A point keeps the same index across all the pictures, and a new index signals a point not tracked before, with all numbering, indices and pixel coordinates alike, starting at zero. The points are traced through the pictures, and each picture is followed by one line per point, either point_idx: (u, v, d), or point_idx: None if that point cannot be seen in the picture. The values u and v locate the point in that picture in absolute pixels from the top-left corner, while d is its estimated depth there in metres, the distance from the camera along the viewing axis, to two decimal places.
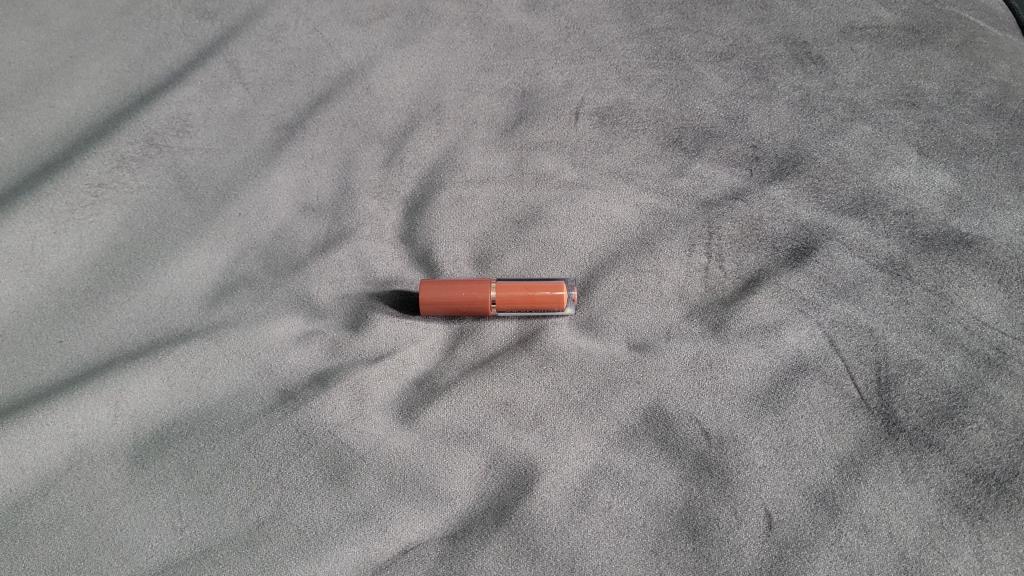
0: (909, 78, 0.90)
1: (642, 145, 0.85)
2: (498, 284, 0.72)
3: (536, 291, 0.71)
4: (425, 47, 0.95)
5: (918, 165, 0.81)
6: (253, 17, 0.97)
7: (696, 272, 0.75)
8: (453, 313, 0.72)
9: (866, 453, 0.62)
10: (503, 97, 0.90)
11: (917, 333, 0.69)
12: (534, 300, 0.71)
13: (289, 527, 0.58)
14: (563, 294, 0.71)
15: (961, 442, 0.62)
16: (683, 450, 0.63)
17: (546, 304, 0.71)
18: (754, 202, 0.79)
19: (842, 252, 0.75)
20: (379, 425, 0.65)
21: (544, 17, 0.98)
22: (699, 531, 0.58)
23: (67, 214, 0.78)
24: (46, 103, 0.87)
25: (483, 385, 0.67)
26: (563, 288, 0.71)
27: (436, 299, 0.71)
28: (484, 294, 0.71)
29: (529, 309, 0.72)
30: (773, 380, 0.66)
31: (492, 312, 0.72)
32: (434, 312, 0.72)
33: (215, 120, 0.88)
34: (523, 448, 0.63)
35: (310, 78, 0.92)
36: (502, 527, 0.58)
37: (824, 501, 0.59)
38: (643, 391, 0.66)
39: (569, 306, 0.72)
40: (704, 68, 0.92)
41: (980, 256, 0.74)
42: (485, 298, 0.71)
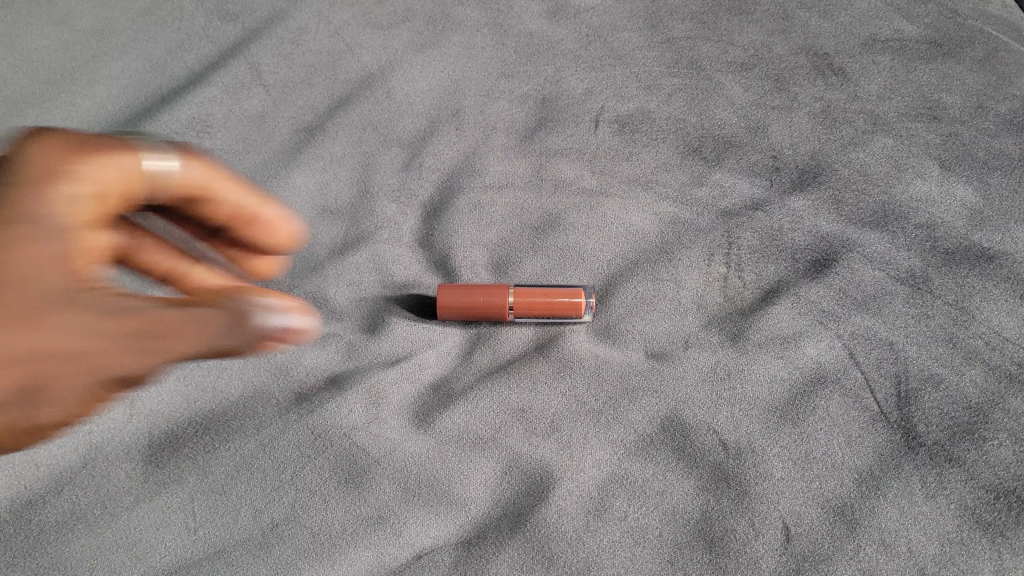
0: (931, 91, 0.89)
1: (662, 154, 0.85)
2: (513, 289, 0.71)
3: (551, 297, 0.71)
4: (445, 53, 0.95)
5: (939, 178, 0.81)
6: (275, 19, 0.97)
7: (715, 282, 0.74)
8: (470, 318, 0.71)
9: (885, 467, 0.61)
10: (522, 104, 0.90)
11: (937, 347, 0.68)
12: (551, 306, 0.71)
13: (303, 530, 0.59)
14: (581, 302, 0.71)
15: (983, 458, 0.61)
16: (700, 460, 0.62)
17: (562, 310, 0.71)
18: (774, 213, 0.79)
19: (862, 264, 0.74)
20: (394, 429, 0.65)
21: (564, 25, 0.98)
22: (716, 543, 0.57)
23: None
24: (68, 101, 0.87)
25: (500, 390, 0.67)
26: (580, 295, 0.71)
27: (451, 302, 0.71)
28: (502, 299, 0.71)
29: (546, 316, 0.71)
30: (792, 392, 0.66)
31: (507, 317, 0.72)
32: (449, 316, 0.71)
33: (235, 122, 0.87)
34: (540, 456, 0.63)
35: (331, 81, 0.92)
36: (517, 534, 0.58)
37: (842, 515, 0.59)
38: (661, 400, 0.66)
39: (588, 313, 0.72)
40: (725, 78, 0.92)
41: (1002, 271, 0.73)
42: (501, 302, 0.71)
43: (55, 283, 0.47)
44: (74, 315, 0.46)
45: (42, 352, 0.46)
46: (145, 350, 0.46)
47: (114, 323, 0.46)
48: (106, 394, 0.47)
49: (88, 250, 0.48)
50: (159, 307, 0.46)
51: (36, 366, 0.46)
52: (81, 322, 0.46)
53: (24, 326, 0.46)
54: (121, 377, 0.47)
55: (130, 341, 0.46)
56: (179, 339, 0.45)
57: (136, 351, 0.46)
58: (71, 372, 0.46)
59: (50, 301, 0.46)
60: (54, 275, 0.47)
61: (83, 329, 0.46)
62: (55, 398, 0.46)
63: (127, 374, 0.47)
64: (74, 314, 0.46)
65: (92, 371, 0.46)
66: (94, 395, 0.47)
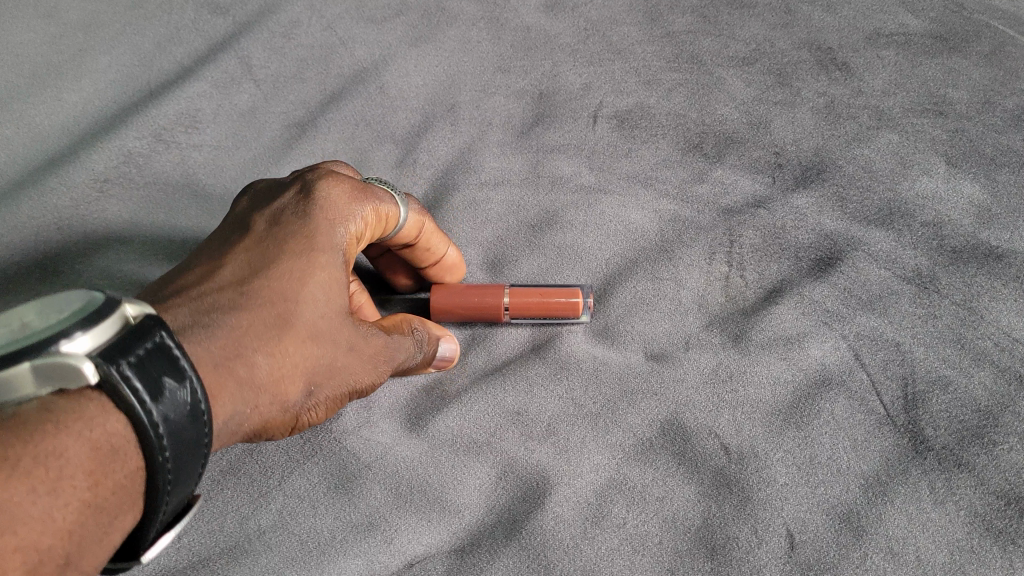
0: (936, 86, 0.87)
1: (662, 150, 0.83)
2: (509, 289, 0.69)
3: (548, 299, 0.68)
4: (440, 47, 0.93)
5: (946, 175, 0.79)
6: (267, 13, 0.95)
7: (716, 281, 0.72)
8: (464, 320, 0.69)
9: (893, 472, 0.59)
10: (519, 99, 0.88)
11: (945, 348, 0.66)
12: (548, 307, 0.68)
13: (290, 537, 0.56)
14: (579, 301, 0.68)
15: (993, 463, 0.59)
16: (701, 465, 0.60)
17: (560, 312, 0.68)
18: (777, 210, 0.77)
19: (867, 263, 0.72)
20: (386, 432, 0.63)
21: (562, 19, 0.96)
22: (717, 551, 0.56)
23: (72, 208, 0.76)
24: (54, 96, 0.85)
25: (495, 393, 0.65)
26: (578, 295, 0.69)
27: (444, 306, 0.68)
28: (496, 300, 0.68)
29: (543, 316, 0.69)
30: (796, 395, 0.64)
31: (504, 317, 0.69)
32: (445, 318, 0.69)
33: (225, 117, 0.86)
34: (536, 460, 0.61)
35: (323, 76, 0.89)
36: (512, 541, 0.56)
37: (848, 522, 0.57)
38: (660, 403, 0.64)
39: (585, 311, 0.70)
40: (726, 72, 0.90)
41: (1011, 270, 0.71)
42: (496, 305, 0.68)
43: (317, 312, 0.55)
44: (337, 337, 0.55)
45: (310, 365, 0.53)
46: (377, 369, 0.58)
47: (357, 343, 0.56)
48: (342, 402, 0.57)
49: (342, 291, 0.56)
50: (381, 332, 0.58)
51: (297, 379, 0.53)
52: (336, 344, 0.55)
53: (292, 340, 0.53)
54: (353, 387, 0.57)
55: (365, 358, 0.57)
56: (397, 357, 0.59)
57: (371, 369, 0.57)
58: (322, 385, 0.55)
59: (306, 326, 0.54)
60: (320, 304, 0.55)
61: (332, 348, 0.55)
62: (310, 402, 0.55)
63: (358, 388, 0.57)
64: (338, 336, 0.55)
65: (336, 387, 0.56)
66: (323, 402, 0.56)
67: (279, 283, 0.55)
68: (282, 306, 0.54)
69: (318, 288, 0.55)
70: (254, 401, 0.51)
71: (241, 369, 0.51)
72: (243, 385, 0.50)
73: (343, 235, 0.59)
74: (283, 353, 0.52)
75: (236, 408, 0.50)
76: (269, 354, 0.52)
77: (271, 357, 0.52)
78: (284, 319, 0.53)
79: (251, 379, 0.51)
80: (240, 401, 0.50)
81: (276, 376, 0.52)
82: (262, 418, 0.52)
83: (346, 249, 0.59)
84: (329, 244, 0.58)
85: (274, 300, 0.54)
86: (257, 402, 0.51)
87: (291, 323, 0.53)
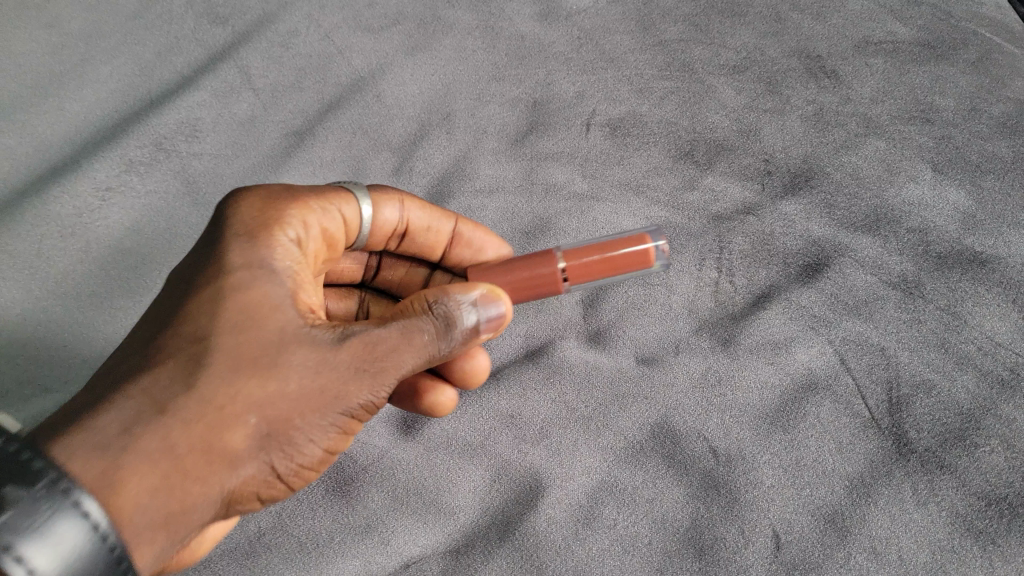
0: (924, 94, 0.89)
1: (653, 158, 0.85)
2: (562, 253, 0.67)
3: (609, 254, 0.65)
4: (436, 56, 0.94)
5: (932, 182, 0.81)
6: (265, 22, 0.96)
7: (706, 287, 0.74)
8: (524, 293, 0.67)
9: (877, 473, 0.61)
10: (513, 107, 0.89)
11: (929, 352, 0.68)
12: (613, 265, 0.66)
13: (290, 538, 0.59)
14: (647, 248, 0.65)
15: (974, 465, 0.61)
16: (690, 468, 0.62)
17: (629, 264, 0.65)
18: (766, 217, 0.79)
19: (854, 269, 0.74)
20: (382, 436, 0.65)
21: (556, 27, 0.97)
22: (705, 551, 0.57)
23: (75, 217, 0.78)
24: (55, 105, 0.86)
25: (490, 398, 0.67)
26: (646, 241, 0.65)
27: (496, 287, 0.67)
28: (552, 267, 0.66)
29: (610, 272, 0.66)
30: (783, 399, 0.66)
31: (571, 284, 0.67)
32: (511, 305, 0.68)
33: (224, 126, 0.87)
34: (530, 463, 0.62)
35: (321, 85, 0.91)
36: (506, 543, 0.58)
37: (833, 522, 0.58)
38: (651, 407, 0.66)
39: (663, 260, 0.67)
40: (717, 80, 0.91)
41: (994, 275, 0.73)
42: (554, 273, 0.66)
43: (241, 345, 0.52)
44: (285, 359, 0.52)
45: (249, 403, 0.51)
46: (365, 376, 0.54)
47: (317, 358, 0.53)
48: (329, 428, 0.54)
49: (285, 310, 0.54)
50: (353, 336, 0.55)
51: (238, 424, 0.50)
52: (284, 371, 0.52)
53: (214, 386, 0.50)
54: (335, 404, 0.53)
55: (337, 369, 0.53)
56: (391, 354, 0.55)
57: (353, 378, 0.54)
58: (279, 419, 0.52)
59: (229, 364, 0.51)
60: (245, 334, 0.52)
61: (278, 376, 0.52)
62: (280, 441, 0.52)
63: (349, 401, 0.54)
64: (285, 363, 0.52)
65: (305, 412, 0.52)
66: (298, 436, 0.53)
67: (193, 325, 0.52)
68: (195, 354, 0.51)
69: (240, 320, 0.52)
70: (182, 465, 0.48)
71: (153, 436, 0.48)
72: (163, 453, 0.48)
73: (272, 249, 0.57)
74: (205, 404, 0.49)
75: (164, 477, 0.48)
76: (185, 412, 0.49)
77: (190, 415, 0.49)
78: (198, 369, 0.50)
79: (173, 443, 0.48)
80: (168, 469, 0.48)
81: (203, 432, 0.49)
82: (207, 480, 0.49)
83: (284, 266, 0.57)
84: (256, 264, 0.56)
85: (189, 351, 0.51)
86: (187, 466, 0.48)
87: (206, 369, 0.50)
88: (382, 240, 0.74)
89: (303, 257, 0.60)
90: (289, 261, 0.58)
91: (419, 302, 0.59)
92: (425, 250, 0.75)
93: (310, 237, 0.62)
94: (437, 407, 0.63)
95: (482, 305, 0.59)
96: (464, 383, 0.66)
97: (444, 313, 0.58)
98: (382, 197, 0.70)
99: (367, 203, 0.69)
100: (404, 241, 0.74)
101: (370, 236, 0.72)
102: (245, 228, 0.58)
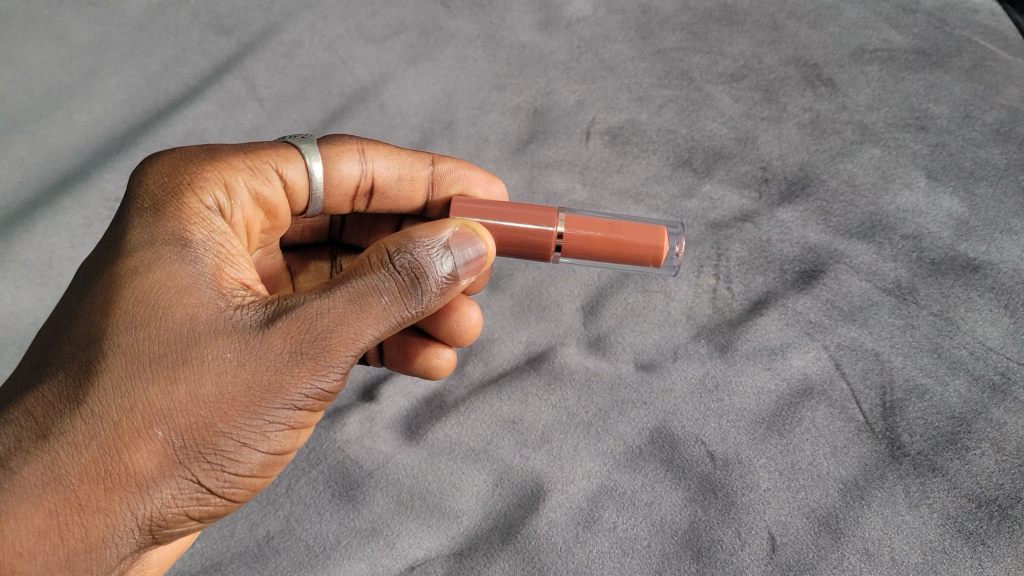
0: (919, 101, 0.90)
1: (652, 166, 0.87)
2: (571, 217, 0.66)
3: (621, 233, 0.64)
4: (437, 65, 0.96)
5: (926, 189, 0.81)
6: (269, 32, 0.97)
7: (704, 293, 0.76)
8: (512, 246, 0.66)
9: (870, 476, 0.62)
10: (514, 117, 0.92)
11: (922, 357, 0.69)
12: (619, 247, 0.64)
13: (298, 542, 0.60)
14: (662, 250, 0.64)
15: (964, 467, 0.62)
16: (688, 472, 0.63)
17: (635, 254, 0.64)
18: (763, 224, 0.80)
19: (849, 275, 0.75)
20: (387, 442, 0.67)
21: (557, 37, 0.99)
22: (702, 553, 0.59)
23: (85, 227, 0.80)
24: (64, 116, 0.88)
25: (492, 403, 0.69)
26: (662, 242, 0.64)
27: (493, 223, 0.65)
28: (551, 228, 0.65)
29: (611, 254, 0.65)
30: (778, 403, 0.67)
31: (566, 251, 0.66)
32: (500, 249, 0.66)
33: (230, 137, 0.89)
34: (532, 467, 0.64)
35: (325, 95, 0.93)
36: (508, 545, 0.59)
37: (827, 524, 0.60)
38: (650, 412, 0.67)
39: (671, 264, 0.70)
40: (715, 89, 0.93)
41: (987, 281, 0.74)
42: (556, 231, 0.65)
43: (141, 347, 0.50)
44: (192, 357, 0.50)
45: (153, 415, 0.49)
46: (304, 358, 0.51)
47: (239, 347, 0.51)
48: (266, 423, 0.51)
49: (199, 293, 0.52)
50: (284, 317, 0.52)
51: (143, 440, 0.48)
52: (195, 370, 0.50)
53: (109, 400, 0.48)
54: (268, 396, 0.51)
55: (265, 356, 0.51)
56: (337, 328, 0.52)
57: (287, 364, 0.51)
58: (196, 426, 0.49)
59: (128, 371, 0.49)
60: (148, 331, 0.50)
61: (189, 376, 0.49)
62: (204, 446, 0.50)
63: (287, 388, 0.51)
64: (194, 362, 0.50)
65: (228, 413, 0.50)
66: (224, 440, 0.50)
67: (84, 327, 0.51)
68: (83, 364, 0.49)
69: (138, 315, 0.50)
70: (75, 496, 0.47)
71: (34, 469, 0.47)
72: (50, 484, 0.47)
73: (180, 219, 0.56)
74: (98, 424, 0.48)
75: (54, 511, 0.47)
76: (74, 437, 0.48)
77: (81, 439, 0.48)
78: (90, 383, 0.49)
79: (61, 472, 0.48)
80: (58, 502, 0.47)
81: (96, 456, 0.48)
82: (112, 506, 0.48)
83: (199, 240, 0.56)
84: (163, 241, 0.54)
85: (79, 362, 0.50)
86: (81, 496, 0.47)
87: (99, 382, 0.49)
88: (349, 200, 0.75)
89: (226, 227, 0.59)
90: (205, 232, 0.57)
91: (378, 253, 0.54)
92: (402, 203, 0.76)
93: (236, 205, 0.62)
94: (438, 371, 0.70)
95: (455, 248, 0.56)
96: (456, 341, 0.72)
97: (406, 265, 0.54)
98: (337, 151, 0.71)
99: (316, 157, 0.70)
100: (370, 200, 0.75)
101: (335, 196, 0.73)
102: (152, 199, 0.57)
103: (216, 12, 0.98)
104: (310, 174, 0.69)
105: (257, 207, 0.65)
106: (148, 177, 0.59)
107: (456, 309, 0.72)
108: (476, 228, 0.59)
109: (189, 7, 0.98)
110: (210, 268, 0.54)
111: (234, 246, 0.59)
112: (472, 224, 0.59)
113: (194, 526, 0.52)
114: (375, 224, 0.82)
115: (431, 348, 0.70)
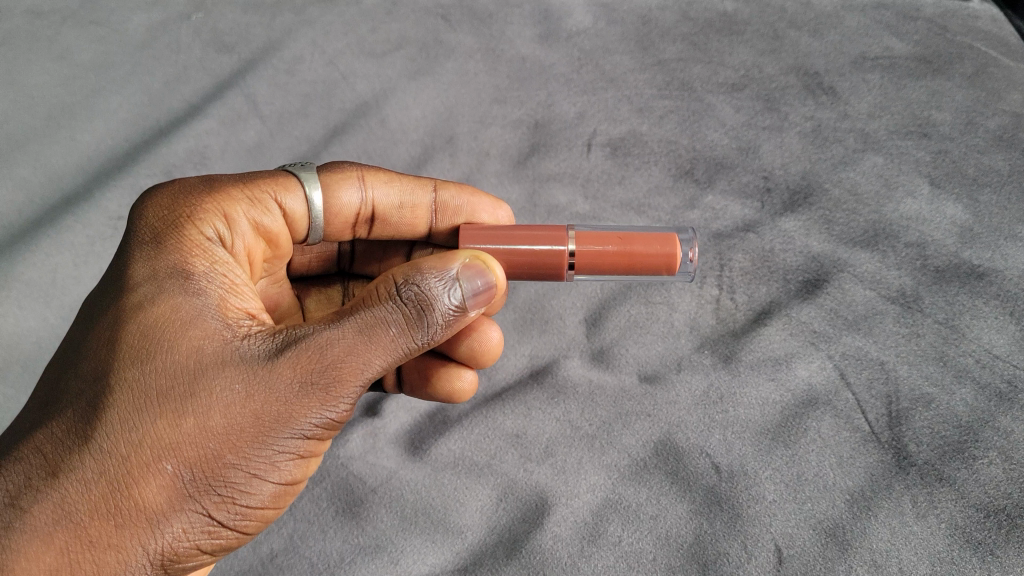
0: (920, 108, 0.89)
1: (654, 177, 0.87)
2: (581, 233, 0.66)
3: (634, 246, 0.64)
4: (438, 79, 0.96)
5: (929, 196, 0.81)
6: (270, 49, 0.97)
7: (707, 304, 0.76)
8: (525, 272, 0.66)
9: (877, 487, 0.61)
10: (515, 129, 0.92)
11: (927, 366, 0.69)
12: (633, 257, 0.64)
13: (302, 560, 0.60)
14: (674, 254, 0.64)
15: (972, 477, 0.61)
16: (694, 484, 0.63)
17: (649, 263, 0.64)
18: (766, 234, 0.80)
19: (852, 284, 0.75)
20: (391, 457, 0.67)
21: (557, 49, 0.99)
22: (709, 566, 0.58)
23: (88, 246, 0.80)
24: (67, 136, 0.88)
25: (494, 418, 0.69)
26: (673, 247, 0.64)
27: (502, 246, 0.65)
28: (561, 247, 0.65)
29: (626, 266, 0.65)
30: (784, 414, 0.67)
31: (580, 268, 0.65)
32: (513, 274, 0.66)
33: (233, 154, 0.89)
34: (536, 481, 0.64)
35: (326, 111, 0.93)
36: (513, 561, 0.59)
37: (834, 536, 0.59)
38: (654, 424, 0.67)
39: (686, 270, 0.69)
40: (716, 99, 0.92)
41: (992, 288, 0.73)
42: (567, 249, 0.65)
43: (147, 381, 0.50)
44: (201, 391, 0.50)
45: (162, 449, 0.48)
46: (314, 389, 0.51)
47: (247, 378, 0.51)
48: (275, 454, 0.51)
49: (204, 325, 0.52)
50: (293, 348, 0.52)
51: (153, 474, 0.48)
52: (203, 402, 0.50)
53: (117, 436, 0.48)
54: (277, 427, 0.50)
55: (274, 387, 0.51)
56: (347, 358, 0.52)
57: (296, 395, 0.51)
58: (205, 459, 0.49)
59: (135, 406, 0.49)
60: (153, 364, 0.50)
61: (198, 409, 0.49)
62: (214, 478, 0.49)
63: (297, 419, 0.51)
64: (202, 396, 0.50)
65: (237, 445, 0.50)
66: (234, 472, 0.50)
67: (91, 362, 0.51)
68: (91, 400, 0.49)
69: (143, 350, 0.50)
70: (85, 533, 0.47)
71: (44, 507, 0.47)
72: (62, 521, 0.47)
73: (181, 252, 0.56)
74: (106, 460, 0.48)
75: (65, 549, 0.47)
76: (82, 473, 0.48)
77: (90, 476, 0.48)
78: (97, 418, 0.49)
79: (72, 508, 0.47)
80: (69, 539, 0.47)
81: (105, 492, 0.48)
82: (124, 542, 0.47)
83: (202, 272, 0.56)
84: (165, 274, 0.54)
85: (86, 399, 0.50)
86: (92, 533, 0.47)
87: (106, 418, 0.49)
88: (351, 227, 0.75)
89: (228, 257, 0.59)
90: (207, 263, 0.57)
91: (386, 284, 0.55)
92: (405, 229, 0.76)
93: (236, 235, 0.62)
94: (459, 393, 0.69)
95: (464, 278, 0.56)
96: (479, 363, 0.72)
97: (413, 296, 0.54)
98: (337, 179, 0.72)
99: (316, 186, 0.70)
100: (372, 226, 0.75)
101: (336, 224, 0.73)
102: (153, 231, 0.57)
103: (217, 29, 0.99)
104: (311, 204, 0.69)
105: (257, 237, 0.65)
106: (149, 209, 0.60)
107: (478, 329, 0.72)
108: (485, 258, 0.59)
109: (191, 26, 0.98)
110: (214, 299, 0.55)
111: (238, 276, 0.59)
112: (482, 255, 0.59)
113: (206, 559, 0.52)
114: (386, 253, 0.82)
115: (453, 370, 0.70)
